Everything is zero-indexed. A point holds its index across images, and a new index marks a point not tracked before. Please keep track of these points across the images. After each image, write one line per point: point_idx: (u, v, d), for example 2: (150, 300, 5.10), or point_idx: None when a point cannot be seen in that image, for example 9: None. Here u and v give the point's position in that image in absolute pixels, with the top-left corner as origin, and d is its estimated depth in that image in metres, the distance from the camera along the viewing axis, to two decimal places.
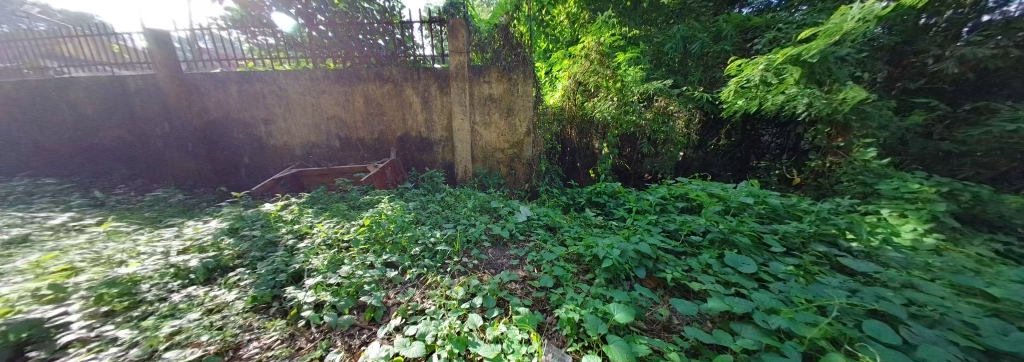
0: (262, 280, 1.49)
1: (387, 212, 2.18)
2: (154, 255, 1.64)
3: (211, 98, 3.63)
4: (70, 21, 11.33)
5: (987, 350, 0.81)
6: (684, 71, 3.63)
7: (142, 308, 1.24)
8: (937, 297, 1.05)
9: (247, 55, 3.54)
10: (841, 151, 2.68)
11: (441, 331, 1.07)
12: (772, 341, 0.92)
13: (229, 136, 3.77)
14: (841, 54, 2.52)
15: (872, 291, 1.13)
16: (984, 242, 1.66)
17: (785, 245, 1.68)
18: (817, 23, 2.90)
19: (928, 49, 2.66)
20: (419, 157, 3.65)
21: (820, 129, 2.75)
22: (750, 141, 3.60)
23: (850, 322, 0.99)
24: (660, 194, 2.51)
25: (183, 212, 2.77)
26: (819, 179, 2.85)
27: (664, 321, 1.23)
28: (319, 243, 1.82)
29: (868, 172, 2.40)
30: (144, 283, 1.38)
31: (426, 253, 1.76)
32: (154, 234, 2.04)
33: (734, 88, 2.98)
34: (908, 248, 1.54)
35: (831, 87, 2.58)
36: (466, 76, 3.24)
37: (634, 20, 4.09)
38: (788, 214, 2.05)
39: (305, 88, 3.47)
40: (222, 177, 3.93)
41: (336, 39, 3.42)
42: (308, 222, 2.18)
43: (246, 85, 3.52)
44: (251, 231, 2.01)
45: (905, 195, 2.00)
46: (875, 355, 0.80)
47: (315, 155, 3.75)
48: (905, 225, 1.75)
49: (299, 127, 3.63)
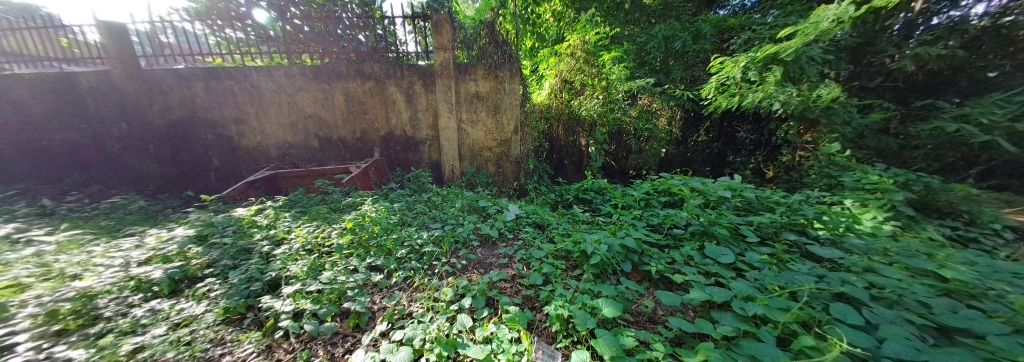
0: (234, 290, 1.38)
1: (371, 214, 2.12)
2: (113, 267, 1.51)
3: (175, 97, 3.38)
4: (10, 12, 10.23)
5: (940, 327, 0.89)
6: (665, 69, 3.76)
7: (99, 325, 1.13)
8: (894, 280, 1.14)
9: (213, 50, 3.34)
10: (810, 146, 2.85)
11: (430, 334, 1.05)
12: (750, 327, 0.96)
13: (196, 137, 3.53)
14: (811, 54, 2.67)
15: (837, 276, 1.21)
16: (935, 228, 1.82)
17: (759, 235, 1.76)
18: (788, 24, 3.06)
19: (886, 49, 2.92)
20: (405, 156, 3.56)
21: (791, 125, 2.91)
22: (727, 137, 3.80)
23: (819, 306, 1.05)
24: (644, 189, 2.58)
25: (146, 219, 2.57)
26: (790, 172, 3.04)
27: (649, 313, 1.25)
28: (298, 248, 1.74)
29: (833, 165, 2.56)
30: (101, 299, 1.27)
31: (412, 255, 1.72)
32: (112, 244, 1.86)
33: (715, 85, 3.13)
34: (869, 235, 1.68)
35: (804, 86, 2.72)
36: (452, 74, 3.18)
37: (618, 20, 4.19)
38: (762, 206, 2.14)
39: (279, 85, 3.29)
40: (189, 181, 3.66)
41: (313, 33, 3.24)
42: (286, 226, 2.08)
43: (214, 82, 3.30)
44: (222, 238, 1.88)
45: (867, 186, 2.15)
46: (843, 336, 0.85)
47: (292, 156, 3.57)
48: (865, 215, 1.90)
49: (273, 126, 3.45)
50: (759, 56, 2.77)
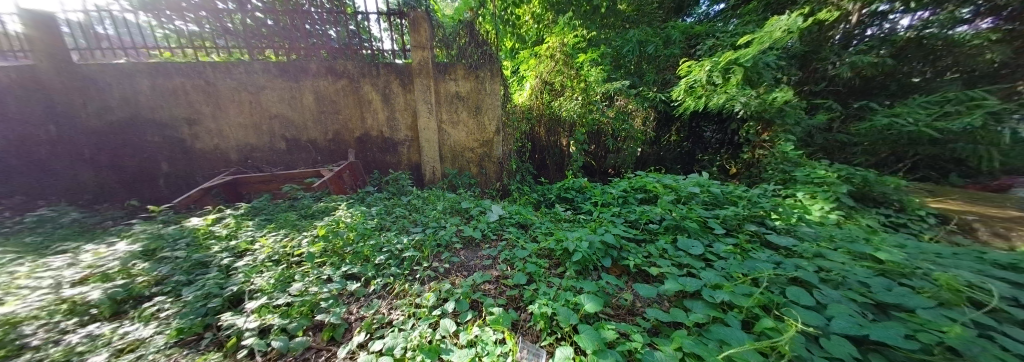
0: (189, 309, 1.24)
1: (346, 220, 2.01)
2: (39, 290, 1.30)
3: (115, 95, 3.01)
4: None
5: (878, 304, 0.99)
6: (639, 72, 3.93)
7: (21, 357, 0.96)
8: (840, 263, 1.26)
9: (160, 43, 2.97)
10: (767, 145, 3.12)
11: (411, 342, 1.00)
12: (718, 313, 1.02)
13: (142, 139, 3.16)
14: (766, 60, 2.91)
15: (792, 262, 1.31)
16: (872, 216, 2.05)
17: (725, 227, 1.87)
18: (747, 32, 3.32)
19: (829, 57, 3.25)
20: (382, 158, 3.42)
21: (751, 125, 3.16)
22: (696, 136, 4.05)
23: (777, 290, 1.13)
24: (622, 187, 2.66)
25: (81, 234, 2.26)
26: (750, 169, 3.31)
27: (628, 305, 1.29)
28: (263, 259, 1.60)
29: (787, 161, 2.77)
30: (25, 326, 1.09)
31: (392, 261, 1.64)
32: (37, 263, 1.61)
33: (684, 88, 3.30)
34: (818, 223, 1.87)
35: (762, 89, 2.96)
36: (431, 72, 3.10)
37: (594, 23, 4.31)
38: (726, 200, 2.28)
39: (240, 83, 3.04)
40: (133, 189, 3.27)
41: (277, 27, 3.03)
42: (249, 236, 1.92)
43: (162, 78, 2.98)
44: (173, 252, 1.69)
45: (815, 180, 2.38)
46: (798, 317, 0.92)
47: (255, 159, 3.31)
48: (815, 206, 2.11)
49: (233, 128, 3.17)
50: (722, 61, 2.97)
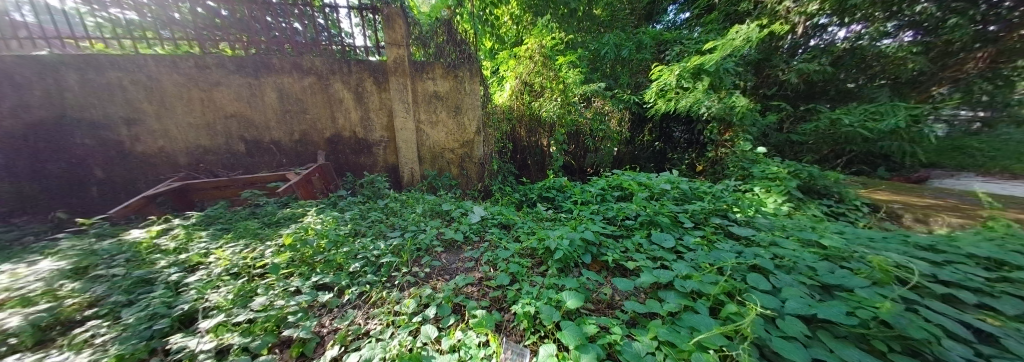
0: (131, 332, 1.09)
1: (315, 226, 1.89)
2: None
3: (31, 90, 2.61)
4: None
5: (823, 285, 1.10)
6: (614, 75, 4.09)
7: None
8: (792, 250, 1.39)
9: (91, 33, 2.64)
10: (728, 144, 3.37)
11: (390, 352, 0.95)
12: (689, 302, 1.08)
13: (67, 141, 2.75)
14: (726, 66, 3.15)
15: (752, 251, 1.42)
16: (817, 206, 2.28)
17: (693, 221, 1.99)
18: (709, 39, 3.57)
19: (779, 64, 3.57)
20: (356, 160, 3.26)
21: (715, 125, 3.40)
22: (666, 137, 4.27)
23: (739, 277, 1.22)
24: (600, 185, 2.74)
25: None
26: (715, 166, 3.55)
27: (608, 299, 1.32)
28: (218, 273, 1.46)
29: (746, 159, 3.01)
30: None
31: (368, 268, 1.57)
32: None
33: (656, 91, 3.45)
34: (772, 215, 2.05)
35: (722, 93, 3.20)
36: (407, 71, 3.00)
37: (571, 27, 4.41)
38: (695, 195, 2.42)
39: (189, 78, 2.75)
40: (56, 199, 2.83)
41: (233, 19, 2.79)
42: (203, 248, 1.74)
43: (93, 73, 2.63)
44: (109, 269, 1.48)
45: (770, 175, 2.60)
46: (757, 301, 1.00)
47: (209, 162, 3.00)
48: (770, 199, 2.31)
49: (183, 128, 2.87)
50: (689, 66, 3.17)
